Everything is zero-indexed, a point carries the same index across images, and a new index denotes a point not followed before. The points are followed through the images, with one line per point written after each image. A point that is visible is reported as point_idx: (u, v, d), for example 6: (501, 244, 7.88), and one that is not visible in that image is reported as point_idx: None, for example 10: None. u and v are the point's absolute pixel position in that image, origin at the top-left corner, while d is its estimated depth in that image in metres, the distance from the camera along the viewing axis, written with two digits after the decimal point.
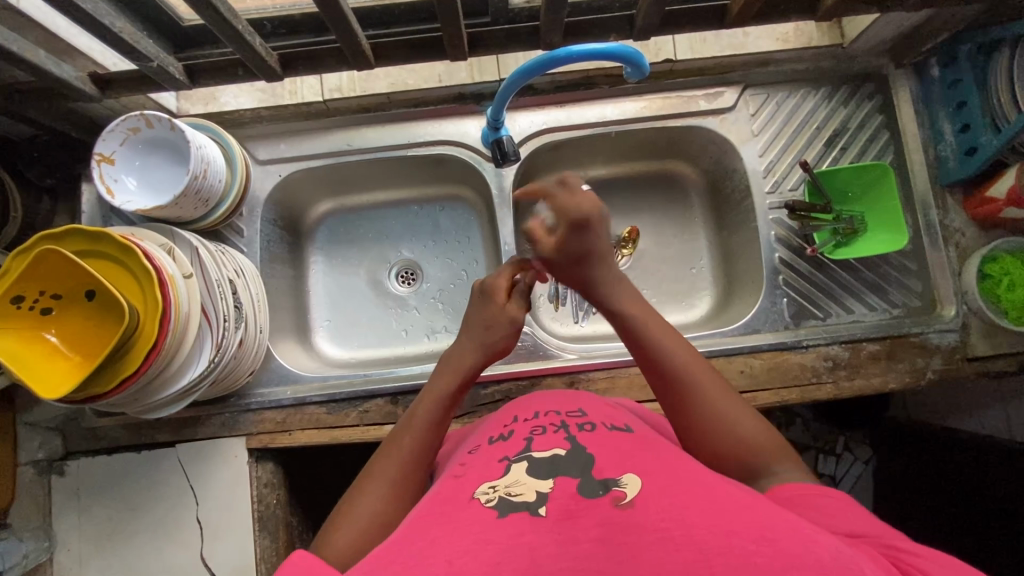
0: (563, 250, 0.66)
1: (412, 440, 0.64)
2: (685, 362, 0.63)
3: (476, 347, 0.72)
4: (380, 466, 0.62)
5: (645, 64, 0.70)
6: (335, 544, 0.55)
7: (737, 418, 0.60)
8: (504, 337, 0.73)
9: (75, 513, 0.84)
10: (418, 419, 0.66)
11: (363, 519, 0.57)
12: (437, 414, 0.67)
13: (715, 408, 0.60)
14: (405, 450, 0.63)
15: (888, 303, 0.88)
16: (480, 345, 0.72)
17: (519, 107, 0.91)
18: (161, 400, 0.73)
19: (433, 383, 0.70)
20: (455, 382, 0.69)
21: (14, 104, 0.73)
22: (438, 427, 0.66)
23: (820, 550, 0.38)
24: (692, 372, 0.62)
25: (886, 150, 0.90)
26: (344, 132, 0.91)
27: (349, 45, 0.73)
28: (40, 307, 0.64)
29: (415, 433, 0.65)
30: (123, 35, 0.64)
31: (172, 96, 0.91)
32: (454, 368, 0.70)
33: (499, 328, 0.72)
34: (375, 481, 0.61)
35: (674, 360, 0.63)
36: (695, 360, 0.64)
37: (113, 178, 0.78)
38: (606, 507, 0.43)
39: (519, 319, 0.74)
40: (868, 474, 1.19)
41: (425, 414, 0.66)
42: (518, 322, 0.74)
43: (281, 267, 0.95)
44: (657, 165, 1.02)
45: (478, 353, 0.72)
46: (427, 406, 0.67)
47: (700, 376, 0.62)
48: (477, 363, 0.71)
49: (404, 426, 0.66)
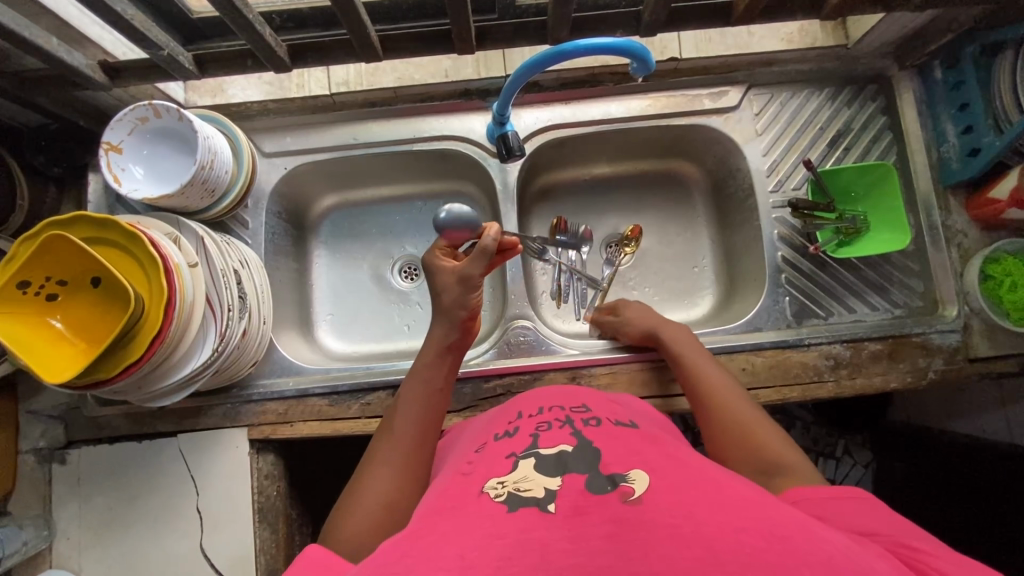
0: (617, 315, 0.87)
1: (404, 420, 0.66)
2: (722, 388, 0.70)
3: (443, 318, 0.71)
4: (379, 450, 0.64)
5: (651, 60, 0.70)
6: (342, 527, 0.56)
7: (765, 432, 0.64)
8: (467, 298, 0.71)
9: (75, 501, 0.84)
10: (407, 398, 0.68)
11: (367, 503, 0.58)
12: (425, 391, 0.69)
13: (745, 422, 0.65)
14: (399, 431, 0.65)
15: (890, 303, 0.88)
16: (448, 314, 0.71)
17: (525, 103, 0.91)
18: (165, 388, 0.73)
19: (417, 363, 0.72)
20: (433, 355, 0.71)
21: (25, 92, 0.74)
22: (429, 405, 0.68)
23: (831, 548, 0.39)
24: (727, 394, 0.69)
25: (888, 151, 0.91)
26: (350, 127, 0.91)
27: (358, 37, 0.73)
28: (46, 293, 0.64)
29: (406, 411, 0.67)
30: (135, 22, 0.64)
31: (180, 88, 0.92)
32: (429, 345, 0.72)
33: (458, 294, 0.70)
34: (375, 465, 0.62)
35: (710, 384, 0.71)
36: (734, 388, 0.71)
37: (121, 167, 0.78)
38: (616, 503, 0.43)
39: (477, 277, 0.70)
40: (868, 478, 1.16)
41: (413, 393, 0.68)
42: (476, 282, 0.70)
43: (285, 260, 0.95)
44: (659, 164, 1.02)
45: (447, 324, 0.71)
46: (414, 386, 0.69)
47: (734, 398, 0.69)
48: (447, 330, 0.71)
49: (396, 410, 0.68)
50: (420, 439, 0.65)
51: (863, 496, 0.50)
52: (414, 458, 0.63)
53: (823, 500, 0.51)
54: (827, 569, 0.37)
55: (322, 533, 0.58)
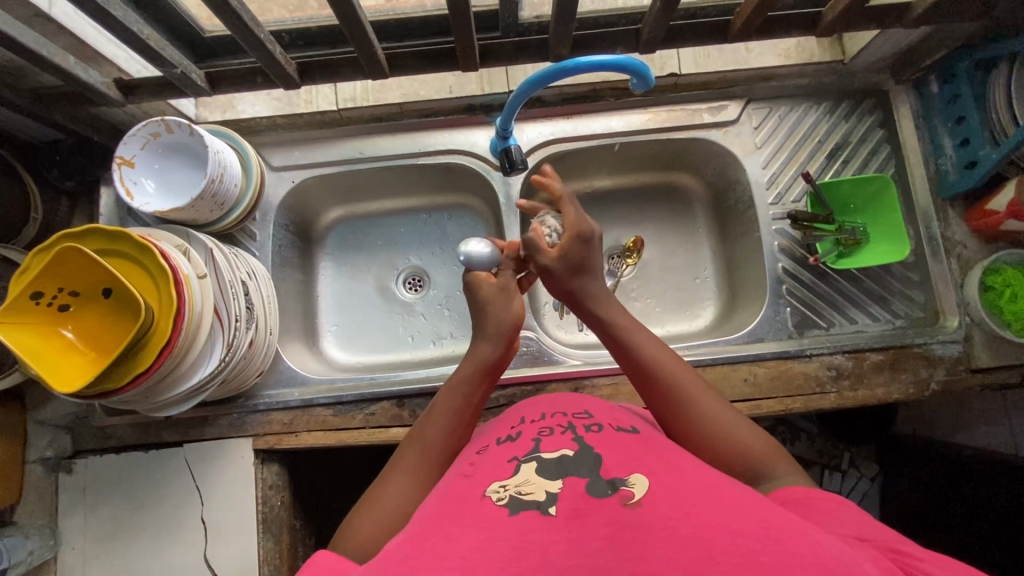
0: (568, 254, 0.70)
1: (434, 426, 0.65)
2: (674, 373, 0.64)
3: (490, 335, 0.70)
4: (404, 456, 0.63)
5: (650, 76, 0.72)
6: (358, 533, 0.56)
7: (728, 422, 0.61)
8: (507, 315, 0.71)
9: (81, 512, 0.85)
10: (440, 406, 0.67)
11: (388, 508, 0.58)
12: (460, 402, 0.67)
13: (705, 414, 0.61)
14: (427, 440, 0.64)
15: (891, 313, 0.89)
16: (496, 333, 0.70)
17: (527, 118, 0.93)
18: (171, 397, 0.74)
19: (456, 371, 0.70)
20: (474, 368, 0.69)
21: (41, 108, 0.76)
22: (461, 416, 0.66)
23: (821, 549, 0.39)
24: (682, 381, 0.64)
25: (887, 164, 0.92)
26: (355, 141, 0.93)
27: (365, 55, 0.75)
28: (58, 303, 0.65)
29: (436, 419, 0.65)
30: (149, 42, 0.67)
31: (191, 104, 0.94)
32: (473, 357, 0.70)
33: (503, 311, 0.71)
34: (399, 472, 0.61)
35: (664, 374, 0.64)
36: (684, 372, 0.65)
37: (132, 181, 0.80)
38: (615, 507, 0.44)
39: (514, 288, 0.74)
40: (874, 490, 1.17)
41: (447, 402, 0.67)
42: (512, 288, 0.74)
43: (291, 271, 0.97)
44: (660, 177, 1.04)
45: (496, 342, 0.70)
46: (450, 396, 0.67)
47: (689, 384, 0.64)
48: (497, 348, 0.70)
49: (426, 416, 0.67)
50: (445, 450, 0.64)
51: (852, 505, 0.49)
52: (437, 468, 0.63)
53: (816, 506, 0.50)
54: (819, 570, 0.37)
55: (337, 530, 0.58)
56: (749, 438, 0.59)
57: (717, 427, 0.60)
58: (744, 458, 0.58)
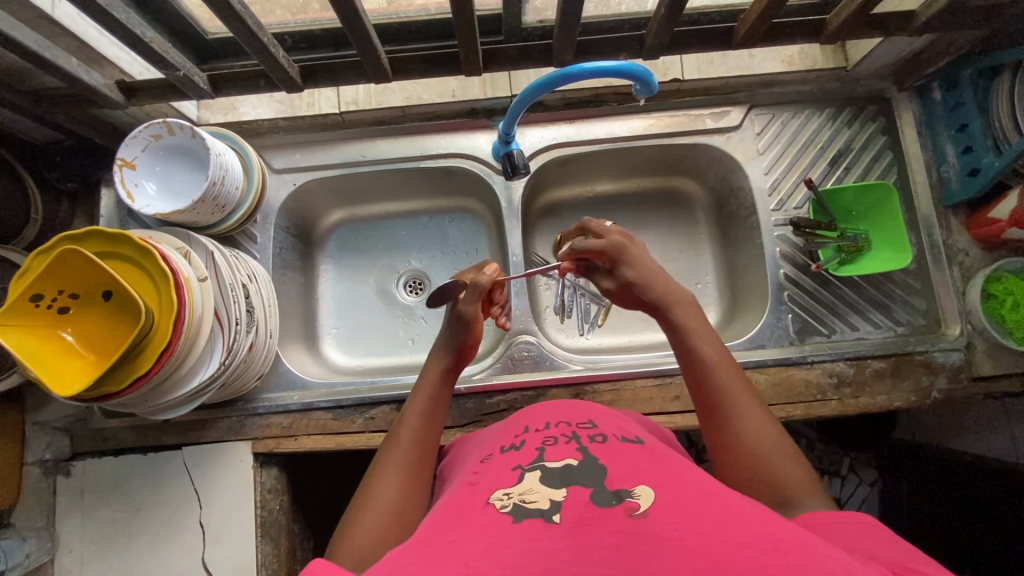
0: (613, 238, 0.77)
1: (413, 426, 0.67)
2: (744, 410, 0.62)
3: (443, 348, 0.74)
4: (384, 460, 0.64)
5: (653, 82, 0.71)
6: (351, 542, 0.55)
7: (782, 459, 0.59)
8: (467, 335, 0.74)
9: (79, 513, 0.84)
10: (414, 408, 0.69)
11: (379, 509, 0.58)
12: (430, 401, 0.69)
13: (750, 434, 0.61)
14: (405, 441, 0.65)
15: (892, 321, 0.89)
16: (447, 346, 0.74)
17: (530, 122, 0.93)
18: (172, 401, 0.74)
19: (423, 375, 0.73)
20: (439, 370, 0.72)
21: (44, 110, 0.76)
22: (434, 414, 0.69)
23: (829, 562, 0.39)
24: (730, 391, 0.64)
25: (889, 170, 0.91)
26: (359, 144, 0.93)
27: (368, 58, 0.75)
28: (57, 306, 0.65)
29: (414, 420, 0.67)
30: (154, 45, 0.67)
31: (192, 105, 0.94)
32: (435, 359, 0.74)
33: (455, 332, 0.74)
34: (383, 473, 0.62)
35: (734, 406, 0.63)
36: (758, 418, 0.62)
37: (133, 182, 0.80)
38: (619, 517, 0.44)
39: (476, 313, 0.74)
40: (874, 497, 1.13)
41: (419, 403, 0.69)
42: (474, 318, 0.74)
43: (292, 274, 0.96)
44: (660, 182, 1.04)
45: (447, 349, 0.74)
46: (420, 398, 0.70)
47: (739, 397, 0.63)
48: (451, 353, 0.74)
49: (401, 421, 0.68)
50: (424, 447, 0.66)
51: (861, 520, 0.50)
52: (422, 464, 0.64)
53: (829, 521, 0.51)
54: None
55: (328, 546, 0.57)
56: (786, 464, 0.58)
57: (754, 445, 0.60)
58: (777, 485, 0.57)
